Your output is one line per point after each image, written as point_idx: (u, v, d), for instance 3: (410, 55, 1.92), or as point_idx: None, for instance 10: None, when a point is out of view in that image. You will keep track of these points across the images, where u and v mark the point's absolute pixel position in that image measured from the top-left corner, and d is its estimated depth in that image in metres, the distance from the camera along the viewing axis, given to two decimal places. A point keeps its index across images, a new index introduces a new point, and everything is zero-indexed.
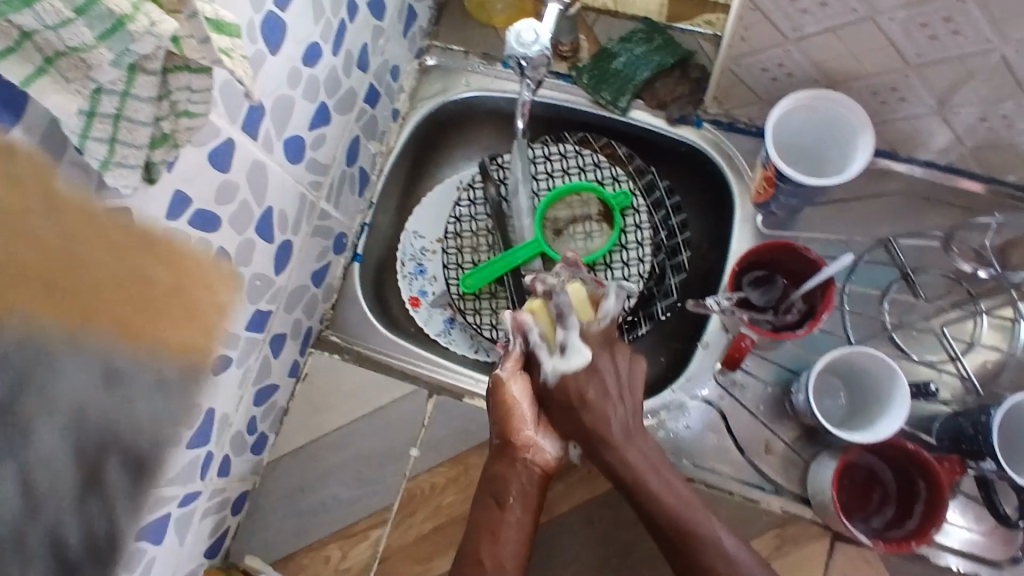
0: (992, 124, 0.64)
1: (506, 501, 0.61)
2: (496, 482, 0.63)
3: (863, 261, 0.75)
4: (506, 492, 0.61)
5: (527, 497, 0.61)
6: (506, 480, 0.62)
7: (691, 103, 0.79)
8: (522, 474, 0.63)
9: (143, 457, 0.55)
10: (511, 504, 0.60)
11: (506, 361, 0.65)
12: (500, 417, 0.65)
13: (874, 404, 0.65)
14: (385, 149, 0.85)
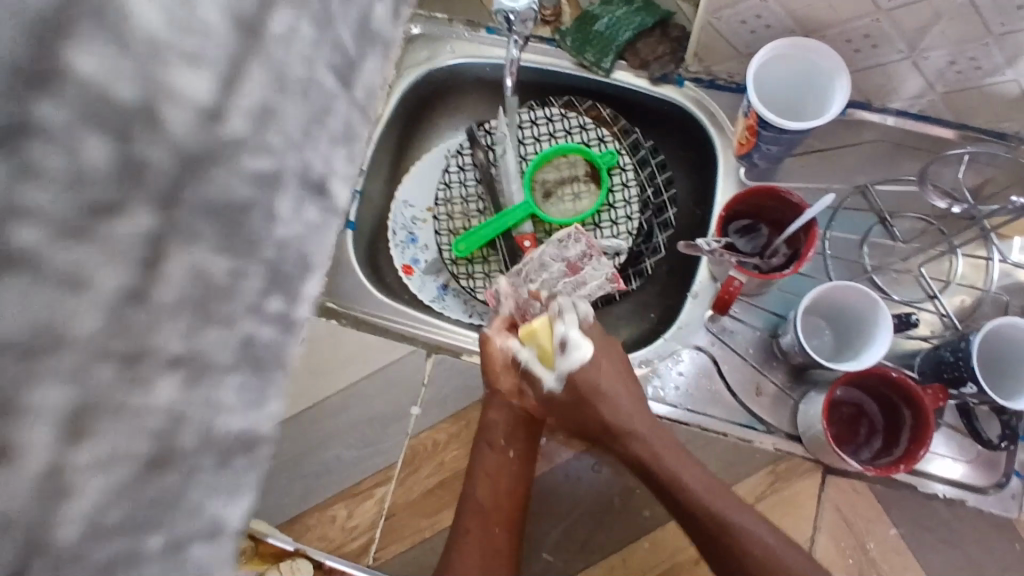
0: (960, 67, 0.67)
1: (497, 443, 0.70)
2: (489, 425, 0.71)
3: (843, 208, 0.78)
4: (497, 435, 0.70)
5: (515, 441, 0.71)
6: (496, 424, 0.70)
7: (672, 62, 0.82)
8: (509, 415, 0.70)
9: None
10: (500, 445, 0.70)
11: (494, 320, 0.72)
12: (490, 375, 0.70)
13: (856, 336, 0.69)
14: (374, 117, 0.86)
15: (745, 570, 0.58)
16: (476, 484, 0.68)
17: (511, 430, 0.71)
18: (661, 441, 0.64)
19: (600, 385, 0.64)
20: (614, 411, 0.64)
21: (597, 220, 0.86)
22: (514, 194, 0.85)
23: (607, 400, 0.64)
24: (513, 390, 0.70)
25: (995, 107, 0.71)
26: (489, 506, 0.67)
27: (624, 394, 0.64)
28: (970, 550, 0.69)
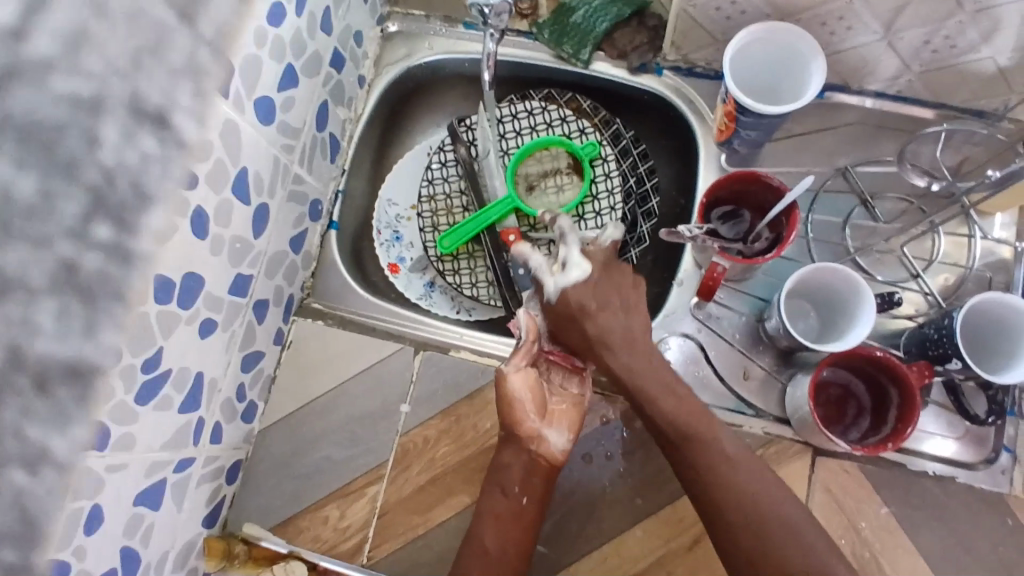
0: (935, 46, 0.67)
1: (511, 490, 0.69)
2: (502, 470, 0.70)
3: (824, 191, 0.78)
4: (511, 483, 0.69)
5: (530, 487, 0.69)
6: (508, 470, 0.69)
7: (651, 51, 0.81)
8: (526, 464, 0.69)
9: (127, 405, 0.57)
10: (514, 494, 0.68)
11: (515, 356, 0.70)
12: (504, 410, 0.70)
13: (841, 317, 0.69)
14: (354, 116, 0.85)
15: (717, 510, 0.61)
16: (480, 534, 0.67)
17: (525, 481, 0.69)
18: (645, 364, 0.67)
19: (592, 307, 0.67)
20: (608, 335, 0.67)
21: (581, 211, 0.86)
22: (497, 188, 0.86)
23: (595, 320, 0.67)
24: (531, 435, 0.70)
25: (971, 85, 0.71)
26: (491, 559, 0.66)
27: (618, 314, 0.68)
28: (959, 526, 0.69)
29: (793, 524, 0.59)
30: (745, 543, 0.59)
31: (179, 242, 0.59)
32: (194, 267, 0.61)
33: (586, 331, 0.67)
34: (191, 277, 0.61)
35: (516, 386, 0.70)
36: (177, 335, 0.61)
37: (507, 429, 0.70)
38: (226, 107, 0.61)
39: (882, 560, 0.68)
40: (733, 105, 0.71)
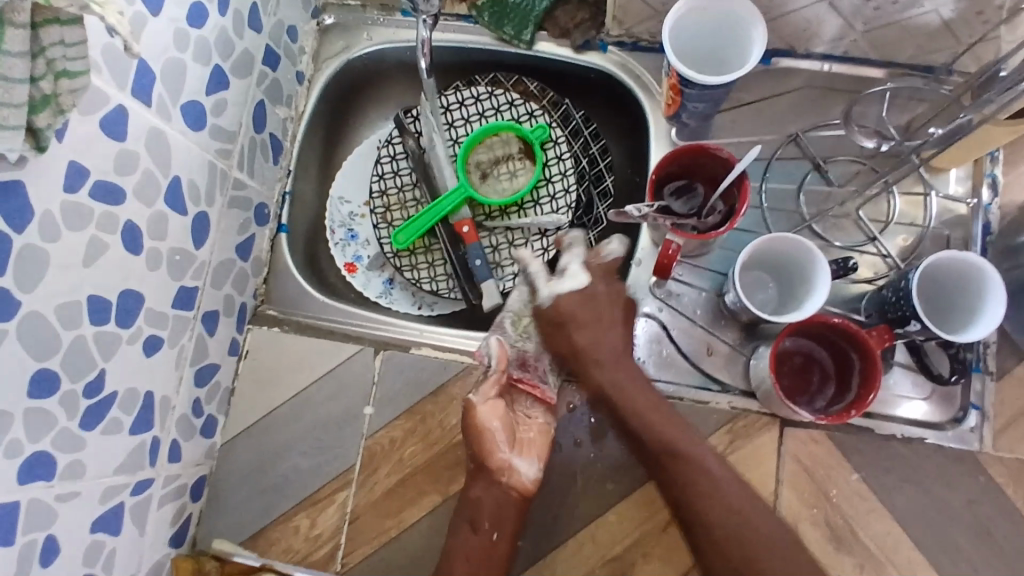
0: (876, 4, 0.67)
1: (482, 526, 0.67)
2: (474, 506, 0.68)
3: (776, 159, 0.77)
4: (482, 519, 0.67)
5: (503, 522, 0.67)
6: (481, 505, 0.67)
7: (593, 27, 0.80)
8: (497, 498, 0.68)
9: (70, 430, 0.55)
10: (484, 531, 0.67)
11: (483, 386, 0.70)
12: (473, 439, 0.69)
13: (799, 286, 0.68)
14: (295, 114, 0.83)
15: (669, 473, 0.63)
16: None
17: (497, 514, 0.67)
18: (631, 379, 0.67)
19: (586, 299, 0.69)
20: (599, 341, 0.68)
21: (536, 196, 0.85)
22: (448, 179, 0.83)
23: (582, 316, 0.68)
24: (501, 467, 0.68)
25: (914, 40, 0.71)
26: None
27: (607, 327, 0.68)
28: (932, 486, 0.69)
29: (729, 493, 0.61)
30: (687, 494, 0.62)
31: (111, 259, 0.56)
32: (132, 285, 0.59)
33: (574, 339, 0.68)
34: (129, 293, 0.59)
35: (484, 417, 0.68)
36: (122, 357, 0.59)
37: (477, 461, 0.69)
38: (148, 115, 0.58)
39: (855, 525, 0.68)
40: (676, 77, 0.69)
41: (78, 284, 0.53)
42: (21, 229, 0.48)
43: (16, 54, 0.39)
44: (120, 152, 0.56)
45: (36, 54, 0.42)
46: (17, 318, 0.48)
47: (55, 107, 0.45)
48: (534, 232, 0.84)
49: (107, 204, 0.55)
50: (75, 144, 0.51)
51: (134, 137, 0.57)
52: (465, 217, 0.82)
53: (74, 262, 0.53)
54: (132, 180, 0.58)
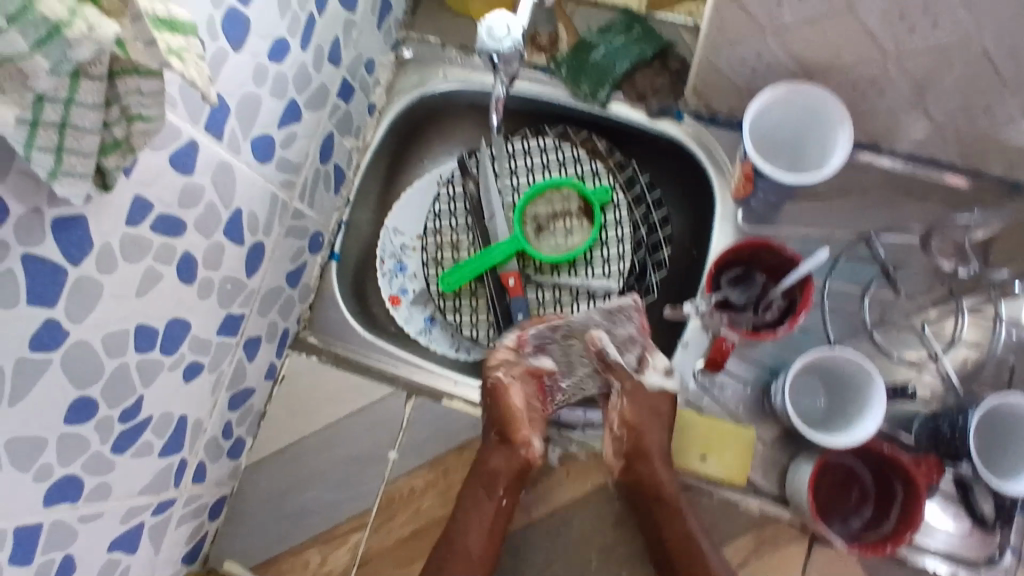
0: (972, 116, 0.64)
1: (495, 492, 0.69)
2: (489, 473, 0.69)
3: (843, 259, 0.75)
4: (497, 486, 0.69)
5: (512, 489, 0.70)
6: (498, 474, 0.69)
7: (671, 95, 0.78)
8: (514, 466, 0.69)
9: (100, 452, 0.56)
10: (497, 497, 0.69)
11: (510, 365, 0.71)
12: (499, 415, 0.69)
13: (852, 403, 0.65)
14: (362, 145, 0.83)
15: None
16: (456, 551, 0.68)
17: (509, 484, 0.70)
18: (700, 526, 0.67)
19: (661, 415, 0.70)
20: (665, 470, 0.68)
21: (589, 256, 0.83)
22: (500, 229, 0.82)
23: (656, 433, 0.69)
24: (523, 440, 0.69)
25: (1007, 156, 0.67)
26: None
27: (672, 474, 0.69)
28: None
29: None
30: None
31: (164, 289, 0.57)
32: (182, 313, 0.60)
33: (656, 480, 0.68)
34: (178, 322, 0.60)
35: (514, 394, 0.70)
36: (161, 382, 0.60)
37: (501, 432, 0.69)
38: (218, 148, 0.59)
39: None
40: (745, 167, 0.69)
41: (128, 315, 0.54)
42: (78, 262, 0.48)
43: (89, 105, 0.39)
44: (186, 186, 0.56)
45: (112, 101, 0.42)
46: (62, 347, 0.49)
47: (126, 150, 0.45)
48: (581, 293, 0.83)
49: (166, 236, 0.56)
50: (144, 177, 0.52)
51: (202, 170, 0.57)
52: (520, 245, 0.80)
53: (127, 293, 0.53)
54: (194, 213, 0.58)
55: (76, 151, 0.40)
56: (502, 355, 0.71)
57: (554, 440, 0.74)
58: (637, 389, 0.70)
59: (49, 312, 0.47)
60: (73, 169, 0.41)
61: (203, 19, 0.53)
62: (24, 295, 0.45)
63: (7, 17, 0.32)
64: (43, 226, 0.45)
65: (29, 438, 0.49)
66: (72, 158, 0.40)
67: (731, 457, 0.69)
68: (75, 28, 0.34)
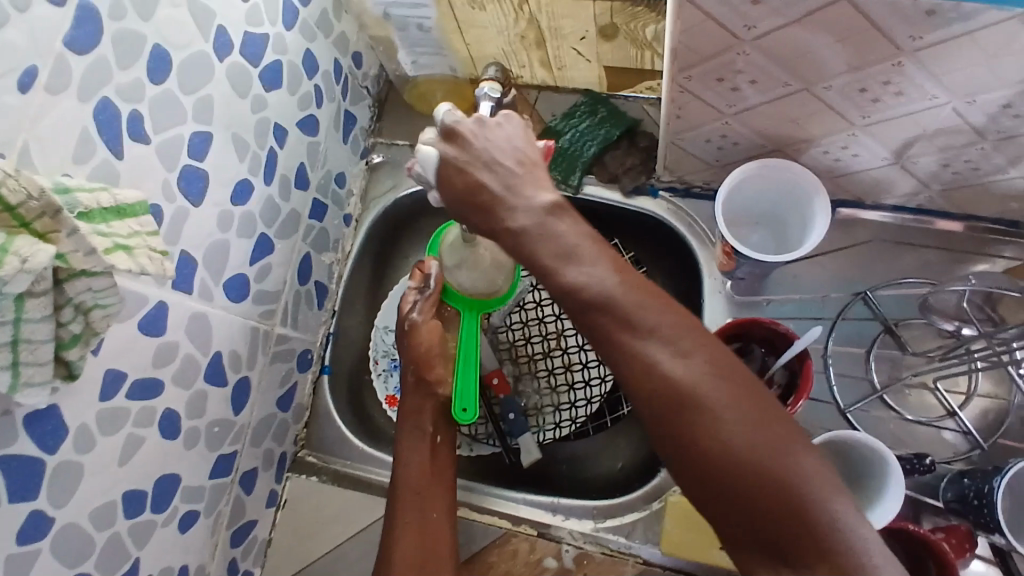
0: (956, 169, 0.62)
1: (427, 430, 0.72)
2: (416, 415, 0.72)
3: (842, 320, 0.72)
4: (427, 424, 0.72)
5: (440, 418, 0.73)
6: (422, 412, 0.72)
7: (643, 173, 0.77)
8: (434, 406, 0.73)
9: None
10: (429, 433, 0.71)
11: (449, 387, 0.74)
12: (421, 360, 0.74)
13: (869, 481, 0.61)
14: (342, 255, 0.83)
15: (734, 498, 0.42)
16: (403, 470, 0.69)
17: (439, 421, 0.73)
18: (751, 415, 0.43)
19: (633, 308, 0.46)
20: (709, 391, 0.44)
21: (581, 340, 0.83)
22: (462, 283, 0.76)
23: (563, 267, 0.48)
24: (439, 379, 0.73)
25: (998, 201, 0.65)
26: (428, 553, 0.65)
27: (694, 379, 0.44)
28: None
29: (736, 454, 0.42)
30: (725, 489, 0.42)
31: (147, 450, 0.57)
32: (169, 468, 0.60)
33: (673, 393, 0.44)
34: (165, 477, 0.59)
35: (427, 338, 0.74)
36: (155, 540, 0.60)
37: (416, 374, 0.73)
38: (190, 301, 0.59)
39: None
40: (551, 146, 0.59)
41: (112, 484, 0.54)
42: (54, 450, 0.48)
43: (38, 319, 0.39)
44: (159, 345, 0.56)
45: (63, 304, 0.42)
46: (48, 534, 0.49)
47: (85, 342, 0.45)
48: (577, 381, 0.82)
49: (144, 400, 0.56)
50: (113, 351, 0.52)
51: (173, 326, 0.57)
52: (413, 304, 0.76)
53: (109, 464, 0.53)
54: (171, 368, 0.58)
55: (30, 362, 0.40)
56: (409, 301, 0.76)
57: (566, 540, 0.71)
58: (543, 254, 0.49)
59: (31, 504, 0.48)
60: (31, 379, 0.41)
61: (157, 187, 0.54)
62: (1, 496, 0.45)
63: None
64: (12, 425, 0.45)
65: None
66: (29, 369, 0.41)
67: None
68: (7, 265, 0.34)
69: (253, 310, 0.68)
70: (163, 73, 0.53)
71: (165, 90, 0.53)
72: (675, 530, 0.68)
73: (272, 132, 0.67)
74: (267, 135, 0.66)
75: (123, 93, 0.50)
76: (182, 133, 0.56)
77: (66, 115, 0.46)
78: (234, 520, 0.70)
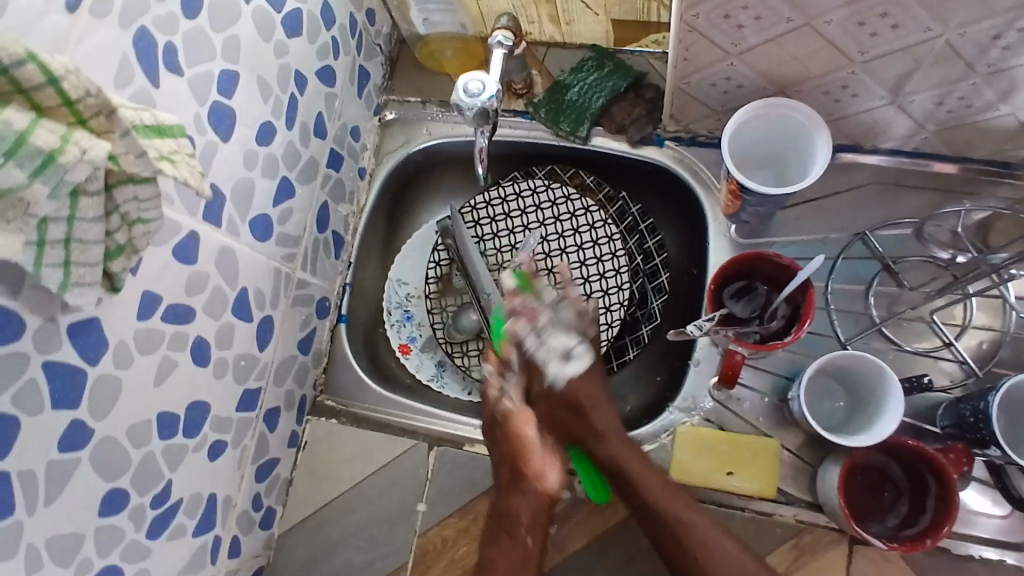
0: (949, 106, 0.65)
1: (518, 531, 0.67)
2: (509, 514, 0.68)
3: (841, 259, 0.75)
4: (519, 527, 0.67)
5: (537, 527, 0.68)
6: (517, 514, 0.68)
7: (650, 123, 0.80)
8: (531, 506, 0.68)
9: (136, 541, 0.57)
10: (520, 536, 0.67)
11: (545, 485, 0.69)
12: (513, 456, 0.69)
13: (870, 401, 0.65)
14: (356, 208, 0.86)
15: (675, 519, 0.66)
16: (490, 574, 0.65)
17: (536, 522, 0.68)
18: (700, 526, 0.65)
19: (626, 460, 0.69)
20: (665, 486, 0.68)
21: (589, 289, 0.86)
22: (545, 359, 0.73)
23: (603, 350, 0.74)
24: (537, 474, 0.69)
25: (990, 140, 0.68)
26: None
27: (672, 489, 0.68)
28: None
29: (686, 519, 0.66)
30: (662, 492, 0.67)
31: (179, 375, 0.59)
32: (199, 396, 0.62)
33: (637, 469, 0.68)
34: (196, 405, 0.62)
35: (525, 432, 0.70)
36: (187, 465, 0.62)
37: (513, 468, 0.69)
38: (218, 235, 0.61)
39: None
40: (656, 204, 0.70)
41: (148, 404, 0.56)
42: (96, 362, 0.51)
43: (90, 219, 0.41)
44: (191, 275, 0.59)
45: (112, 211, 0.44)
46: (89, 446, 0.51)
47: (129, 253, 0.48)
48: None
49: (177, 325, 0.58)
50: (150, 274, 0.54)
51: (204, 258, 0.60)
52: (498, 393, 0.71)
53: (145, 384, 0.56)
54: (202, 298, 0.61)
55: (82, 263, 0.43)
56: (496, 389, 0.71)
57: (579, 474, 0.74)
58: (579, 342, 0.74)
59: (73, 414, 0.50)
60: (81, 280, 0.44)
61: (189, 120, 0.56)
62: (47, 401, 0.47)
63: (5, 154, 0.34)
64: (58, 333, 0.47)
65: (65, 535, 0.50)
66: (79, 269, 0.43)
67: (759, 472, 0.70)
68: (68, 153, 0.36)
69: (277, 251, 0.71)
70: (196, 9, 0.55)
71: (197, 27, 0.56)
72: (685, 460, 0.72)
73: (293, 79, 0.69)
74: (289, 81, 0.68)
75: (160, 25, 0.52)
76: (211, 70, 0.58)
77: (109, 40, 0.48)
78: (258, 456, 0.72)
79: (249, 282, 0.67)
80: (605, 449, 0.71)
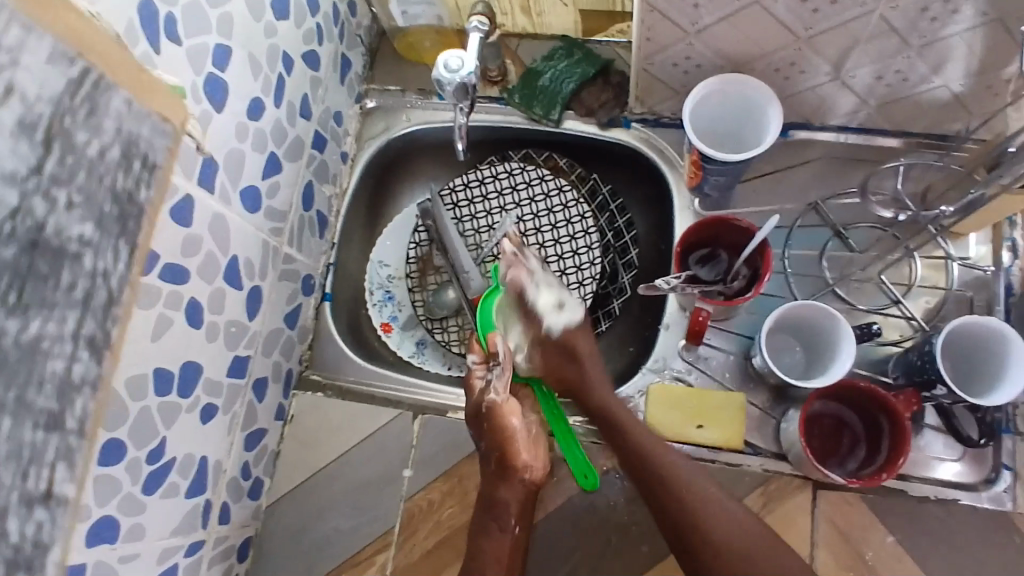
0: (888, 81, 0.71)
1: (507, 525, 0.70)
2: (499, 505, 0.70)
3: (797, 227, 0.81)
4: (508, 518, 0.70)
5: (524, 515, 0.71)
6: (507, 505, 0.70)
7: (617, 106, 0.86)
8: (521, 499, 0.71)
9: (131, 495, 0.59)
10: (509, 527, 0.70)
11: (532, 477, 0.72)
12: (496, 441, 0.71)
13: (825, 349, 0.71)
14: (339, 190, 0.89)
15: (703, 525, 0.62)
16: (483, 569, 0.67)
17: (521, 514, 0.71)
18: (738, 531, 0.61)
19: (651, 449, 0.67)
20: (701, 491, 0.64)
21: (562, 265, 0.90)
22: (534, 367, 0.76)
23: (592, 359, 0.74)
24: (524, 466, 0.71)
25: (925, 113, 0.75)
26: None
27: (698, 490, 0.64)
28: (967, 551, 0.71)
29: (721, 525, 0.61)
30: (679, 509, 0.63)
31: (174, 334, 0.61)
32: (192, 356, 0.64)
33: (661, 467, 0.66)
34: (188, 366, 0.64)
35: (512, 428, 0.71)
36: (180, 424, 0.64)
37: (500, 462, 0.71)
38: (212, 201, 0.64)
39: None
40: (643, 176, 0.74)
41: (144, 358, 0.58)
42: None
43: None
44: (186, 237, 0.61)
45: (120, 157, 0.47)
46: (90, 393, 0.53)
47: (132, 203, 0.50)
48: None
49: (174, 284, 0.60)
50: None
51: (198, 222, 0.63)
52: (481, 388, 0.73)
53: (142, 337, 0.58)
54: (195, 261, 0.63)
55: None
56: (479, 376, 0.74)
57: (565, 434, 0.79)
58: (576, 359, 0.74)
59: None
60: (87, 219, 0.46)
61: (187, 87, 0.59)
62: None
63: None
64: None
65: None
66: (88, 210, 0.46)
67: (726, 424, 0.74)
68: None
69: (265, 223, 0.73)
70: None
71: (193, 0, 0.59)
72: (658, 414, 0.76)
73: (281, 60, 0.73)
74: (277, 61, 0.72)
75: None
76: (206, 43, 0.61)
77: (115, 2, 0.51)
78: (247, 424, 0.74)
79: (239, 250, 0.69)
80: (597, 399, 0.72)
